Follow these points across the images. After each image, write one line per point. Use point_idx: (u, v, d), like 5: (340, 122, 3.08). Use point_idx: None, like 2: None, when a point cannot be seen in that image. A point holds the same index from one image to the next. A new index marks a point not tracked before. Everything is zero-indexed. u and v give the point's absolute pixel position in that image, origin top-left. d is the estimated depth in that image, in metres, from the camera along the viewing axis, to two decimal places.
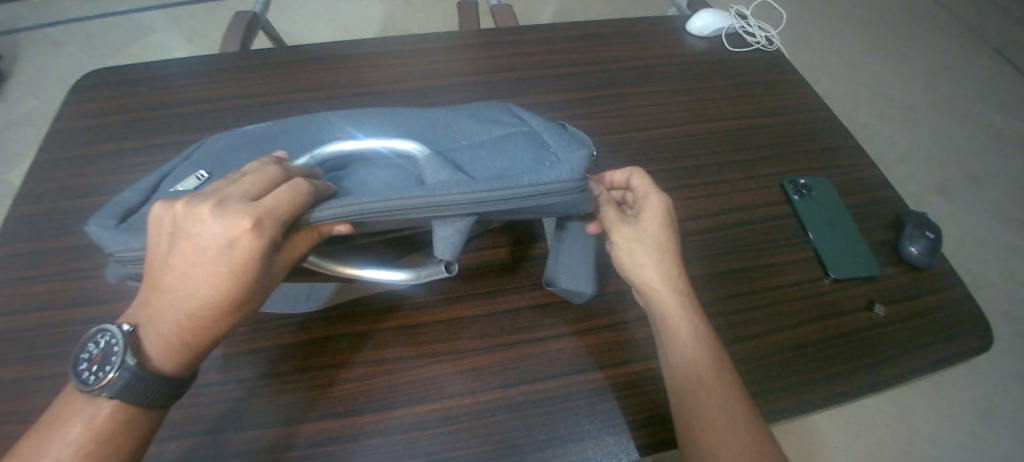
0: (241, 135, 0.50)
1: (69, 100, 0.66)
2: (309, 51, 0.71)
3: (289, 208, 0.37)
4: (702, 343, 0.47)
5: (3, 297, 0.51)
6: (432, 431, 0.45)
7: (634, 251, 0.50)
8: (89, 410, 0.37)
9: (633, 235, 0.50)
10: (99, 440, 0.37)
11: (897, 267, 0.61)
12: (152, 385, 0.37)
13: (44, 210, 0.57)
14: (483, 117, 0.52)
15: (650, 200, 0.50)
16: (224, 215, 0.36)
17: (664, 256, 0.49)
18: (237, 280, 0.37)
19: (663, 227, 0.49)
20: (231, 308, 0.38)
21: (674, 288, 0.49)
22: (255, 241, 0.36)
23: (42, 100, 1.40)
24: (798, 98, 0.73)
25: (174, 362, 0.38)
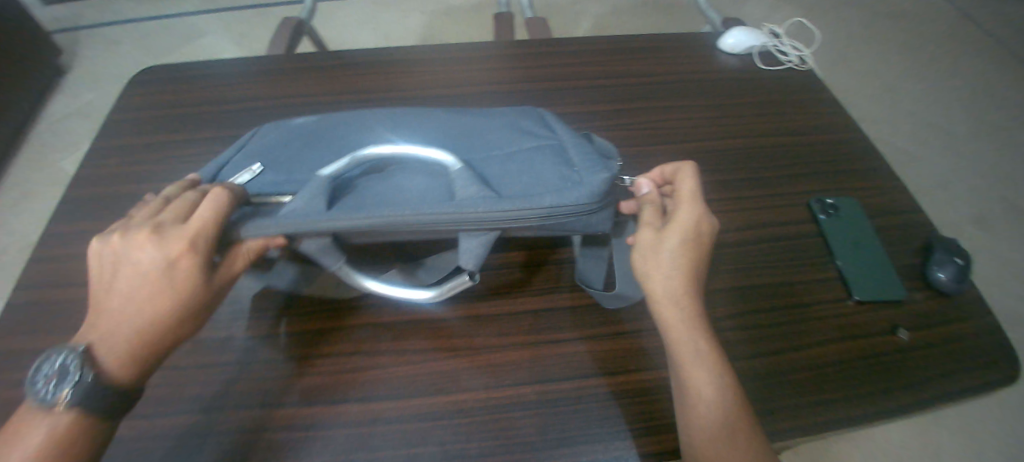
0: (292, 129, 0.54)
1: (131, 93, 0.71)
2: (351, 55, 0.75)
3: (213, 220, 0.42)
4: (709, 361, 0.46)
5: (56, 271, 0.56)
6: (446, 422, 0.46)
7: (654, 262, 0.49)
8: (48, 421, 0.38)
9: (656, 245, 0.49)
10: (61, 449, 0.38)
11: (924, 293, 0.60)
12: (109, 396, 0.39)
13: (98, 193, 0.61)
14: (516, 128, 0.53)
15: (685, 212, 0.49)
16: (158, 238, 0.41)
17: (682, 271, 0.48)
18: (183, 292, 0.41)
19: (686, 241, 0.48)
20: (186, 316, 0.42)
21: (685, 304, 0.48)
22: (190, 256, 0.41)
23: (98, 94, 1.49)
24: (829, 118, 0.72)
25: (129, 373, 0.40)
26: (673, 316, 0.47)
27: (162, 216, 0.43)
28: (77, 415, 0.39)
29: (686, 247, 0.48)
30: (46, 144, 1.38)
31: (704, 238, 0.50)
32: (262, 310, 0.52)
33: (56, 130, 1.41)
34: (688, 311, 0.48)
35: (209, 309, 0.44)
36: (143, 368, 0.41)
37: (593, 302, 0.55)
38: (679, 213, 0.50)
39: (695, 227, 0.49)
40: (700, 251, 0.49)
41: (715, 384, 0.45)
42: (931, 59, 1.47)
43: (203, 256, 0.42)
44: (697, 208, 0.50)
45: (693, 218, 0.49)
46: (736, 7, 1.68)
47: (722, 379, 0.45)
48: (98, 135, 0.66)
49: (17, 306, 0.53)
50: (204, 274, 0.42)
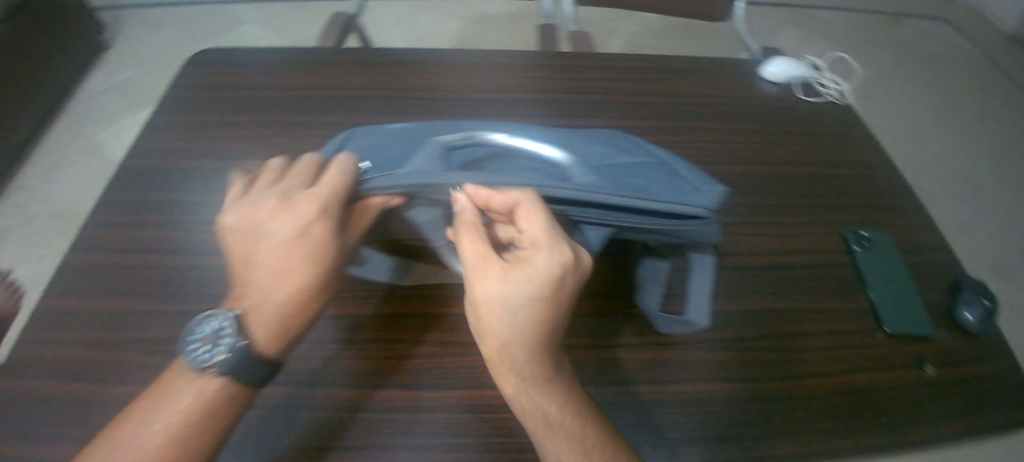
0: (389, 131, 0.55)
1: (189, 71, 0.73)
2: (403, 53, 0.76)
3: (338, 185, 0.46)
4: (566, 428, 0.45)
5: (110, 237, 0.57)
6: (489, 415, 0.47)
7: (500, 315, 0.43)
8: (200, 383, 0.43)
9: (496, 295, 0.43)
10: (208, 411, 0.43)
11: (950, 333, 0.61)
12: (256, 363, 0.44)
13: (151, 166, 0.63)
14: (612, 143, 0.55)
15: (536, 260, 0.42)
16: (292, 205, 0.46)
17: (528, 329, 0.43)
18: (319, 254, 0.46)
19: (536, 289, 0.42)
20: (323, 280, 0.47)
21: (534, 365, 0.44)
22: (323, 220, 0.46)
23: (137, 73, 1.56)
24: (865, 153, 0.74)
25: (274, 344, 0.45)
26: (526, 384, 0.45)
27: (286, 186, 0.48)
28: (224, 381, 0.43)
29: (539, 301, 0.42)
30: (86, 117, 1.44)
31: (567, 284, 0.42)
32: None
33: (97, 104, 1.47)
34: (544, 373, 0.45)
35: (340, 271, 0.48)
36: (288, 334, 0.46)
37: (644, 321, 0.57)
38: (528, 258, 0.42)
39: (551, 279, 0.41)
40: (556, 301, 0.43)
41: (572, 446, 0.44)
42: (954, 105, 1.49)
43: (330, 219, 0.46)
44: (554, 252, 0.41)
45: (546, 270, 0.41)
46: (764, 38, 1.71)
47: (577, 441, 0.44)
48: (156, 109, 0.69)
49: (74, 268, 0.55)
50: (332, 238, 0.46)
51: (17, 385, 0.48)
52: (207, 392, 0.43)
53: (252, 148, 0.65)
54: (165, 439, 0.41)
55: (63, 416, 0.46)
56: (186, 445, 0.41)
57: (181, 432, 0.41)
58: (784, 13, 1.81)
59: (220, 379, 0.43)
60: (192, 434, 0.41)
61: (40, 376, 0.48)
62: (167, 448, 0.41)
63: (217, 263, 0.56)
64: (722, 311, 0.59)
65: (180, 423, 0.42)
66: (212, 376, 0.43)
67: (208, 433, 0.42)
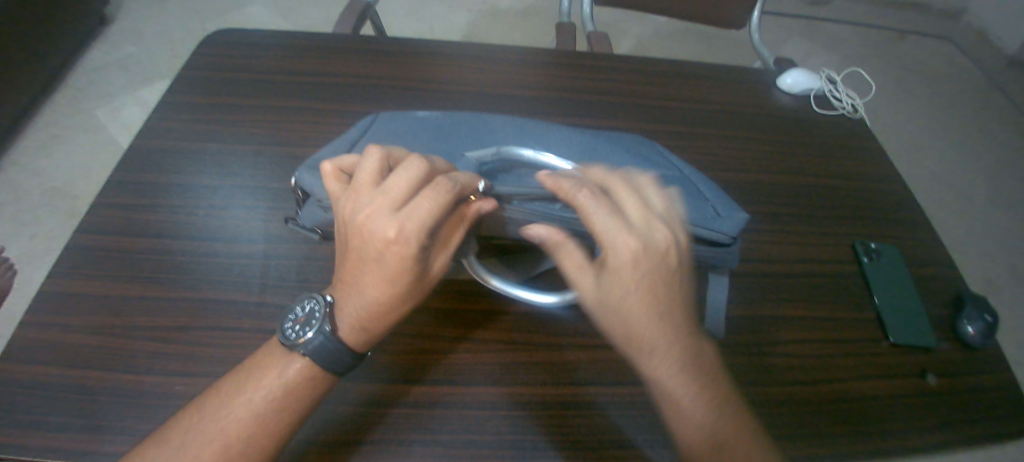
0: (421, 123, 0.57)
1: (204, 52, 0.72)
2: (421, 44, 0.75)
3: (429, 213, 0.41)
4: (703, 415, 0.44)
5: (119, 218, 0.56)
6: (503, 413, 0.47)
7: (613, 316, 0.44)
8: (285, 362, 0.44)
9: (603, 300, 0.44)
10: (288, 390, 0.43)
11: (951, 344, 0.61)
12: (346, 356, 0.44)
13: (163, 147, 0.62)
14: (639, 152, 0.57)
15: (616, 254, 0.43)
16: (379, 226, 0.41)
17: (639, 323, 0.44)
18: (397, 278, 0.42)
19: (629, 270, 0.43)
20: (403, 299, 0.44)
21: (657, 359, 0.44)
22: (402, 247, 0.41)
23: (139, 50, 1.53)
24: (875, 166, 0.75)
25: (356, 339, 0.45)
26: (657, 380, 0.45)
27: (374, 193, 0.42)
28: (308, 361, 0.44)
29: (638, 291, 0.43)
30: (84, 94, 1.41)
31: (655, 266, 0.43)
32: (325, 284, 0.54)
33: (97, 80, 1.45)
34: (671, 365, 0.45)
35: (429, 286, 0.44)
36: (368, 341, 0.45)
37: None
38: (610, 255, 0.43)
39: (637, 254, 0.43)
40: (652, 278, 0.43)
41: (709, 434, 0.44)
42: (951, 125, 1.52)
43: (421, 246, 0.41)
44: (627, 239, 0.42)
45: (628, 259, 0.42)
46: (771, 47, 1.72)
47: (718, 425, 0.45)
48: (169, 89, 0.67)
49: (82, 248, 0.54)
50: (423, 262, 0.43)
51: (23, 368, 0.47)
52: (288, 375, 0.44)
53: (266, 134, 0.64)
54: (247, 413, 0.42)
55: (70, 400, 0.45)
56: (269, 420, 0.42)
57: (263, 407, 0.42)
58: (791, 23, 1.83)
59: (303, 361, 0.44)
60: (274, 412, 0.42)
61: (49, 359, 0.48)
62: (251, 422, 0.42)
63: (228, 250, 0.55)
64: (732, 317, 0.59)
65: (261, 402, 0.42)
66: (297, 357, 0.44)
67: (288, 410, 0.43)
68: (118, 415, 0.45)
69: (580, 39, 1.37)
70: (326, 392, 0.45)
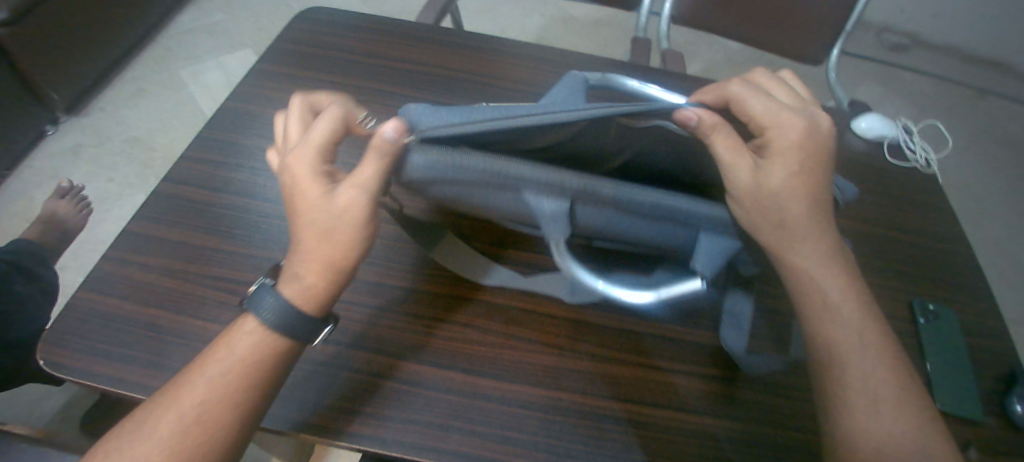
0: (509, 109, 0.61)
1: (297, 26, 0.76)
2: (502, 43, 0.77)
3: (313, 145, 0.45)
4: (854, 312, 0.47)
5: (205, 171, 0.60)
6: (538, 415, 0.48)
7: (767, 201, 0.45)
8: (240, 338, 0.43)
9: (758, 184, 0.44)
10: (243, 367, 0.42)
11: (998, 421, 0.58)
12: (296, 319, 0.43)
13: (251, 110, 0.66)
14: None
15: (782, 132, 0.46)
16: (282, 169, 0.46)
17: (794, 206, 0.46)
18: (308, 211, 0.44)
19: (791, 156, 0.46)
20: (324, 234, 0.44)
21: (809, 248, 0.46)
22: (299, 179, 0.44)
23: (225, 14, 1.62)
24: (944, 225, 0.73)
25: (294, 289, 0.44)
26: (800, 264, 0.46)
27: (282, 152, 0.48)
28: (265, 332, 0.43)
29: (798, 176, 0.46)
30: (173, 52, 1.50)
31: (817, 150, 0.47)
32: (384, 260, 0.56)
33: (184, 39, 1.54)
34: (817, 255, 0.47)
35: (345, 221, 0.43)
36: (306, 289, 0.44)
37: (709, 353, 0.54)
38: (774, 136, 0.47)
39: (798, 139, 0.46)
40: (811, 163, 0.46)
41: (852, 332, 0.46)
42: (1008, 198, 1.48)
43: (312, 173, 0.44)
44: (793, 119, 0.47)
45: (793, 138, 0.46)
46: None
47: (859, 327, 0.46)
48: (263, 58, 0.71)
49: (169, 195, 0.58)
50: (325, 195, 0.44)
51: (105, 297, 0.51)
52: (241, 344, 0.43)
53: None
54: (205, 392, 0.41)
55: (142, 333, 0.49)
56: (228, 400, 0.41)
57: (222, 384, 0.41)
58: (862, 67, 1.78)
59: (258, 330, 0.43)
60: (229, 391, 0.41)
61: (126, 293, 0.51)
62: (211, 400, 0.41)
63: None
64: None
65: (218, 379, 0.41)
66: (252, 326, 0.44)
67: (247, 390, 0.42)
68: (183, 354, 0.48)
69: (655, 58, 1.38)
70: (290, 360, 0.44)
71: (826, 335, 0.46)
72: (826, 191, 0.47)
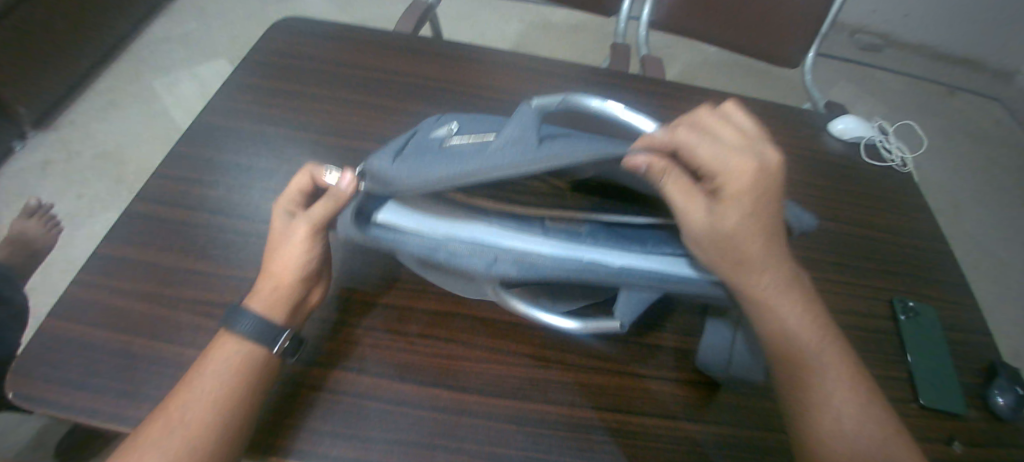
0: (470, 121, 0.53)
1: (270, 38, 0.74)
2: (480, 52, 0.77)
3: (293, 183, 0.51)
4: (815, 345, 0.46)
5: (177, 189, 0.58)
6: (528, 429, 0.47)
7: (726, 243, 0.42)
8: (227, 354, 0.45)
9: (715, 227, 0.42)
10: (236, 378, 0.44)
11: (980, 414, 0.59)
12: (266, 324, 0.45)
13: (224, 125, 0.64)
14: None
15: (737, 171, 0.44)
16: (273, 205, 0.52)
17: (751, 247, 0.44)
18: (274, 236, 0.49)
19: (748, 197, 0.44)
20: (282, 256, 0.47)
21: (770, 289, 0.45)
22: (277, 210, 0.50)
23: (199, 25, 1.59)
24: (921, 223, 0.74)
25: (256, 299, 0.47)
26: (761, 299, 0.45)
27: None
28: (253, 345, 0.45)
29: (754, 219, 0.44)
30: (145, 64, 1.47)
31: (769, 187, 0.45)
32: (366, 278, 0.55)
33: (157, 51, 1.50)
34: (779, 295, 0.46)
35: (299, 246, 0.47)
36: (264, 303, 0.47)
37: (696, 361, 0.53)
38: (726, 181, 0.44)
39: (754, 177, 0.44)
40: (764, 203, 0.44)
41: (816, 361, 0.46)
42: (980, 193, 1.52)
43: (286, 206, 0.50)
44: (745, 162, 0.44)
45: (746, 181, 0.44)
46: None
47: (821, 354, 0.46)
48: (236, 71, 0.70)
49: (140, 215, 0.56)
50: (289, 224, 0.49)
51: (72, 324, 0.49)
52: (232, 358, 0.45)
53: (323, 125, 0.66)
54: (199, 403, 0.43)
55: (112, 360, 0.47)
56: (221, 409, 0.43)
57: (215, 395, 0.43)
58: (837, 67, 1.82)
59: (244, 345, 0.45)
60: (222, 401, 0.43)
61: (95, 319, 0.49)
62: (206, 409, 0.43)
63: None
64: None
65: (210, 392, 0.43)
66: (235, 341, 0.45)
67: (239, 400, 0.44)
68: (157, 382, 0.46)
69: (635, 62, 1.39)
70: (276, 373, 0.46)
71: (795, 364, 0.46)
72: (779, 227, 0.45)
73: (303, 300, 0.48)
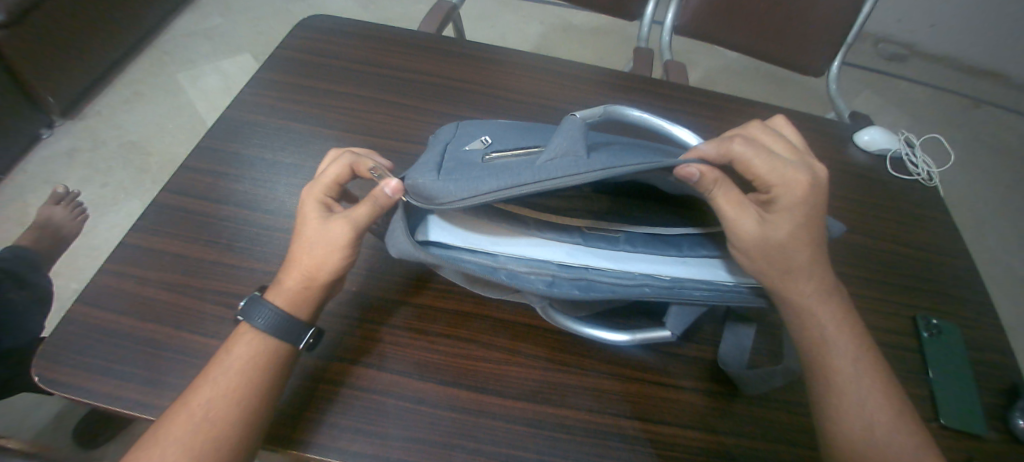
0: (504, 123, 0.52)
1: (299, 35, 0.75)
2: (506, 53, 0.77)
3: (325, 176, 0.50)
4: (860, 356, 0.46)
5: (205, 181, 0.59)
6: (545, 433, 0.47)
7: (774, 255, 0.44)
8: (244, 347, 0.45)
9: (763, 237, 0.43)
10: (253, 369, 0.45)
11: (1002, 437, 0.58)
12: (286, 322, 0.46)
13: (252, 120, 0.65)
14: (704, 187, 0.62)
15: (789, 185, 0.45)
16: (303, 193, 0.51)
17: (796, 258, 0.45)
18: (305, 233, 0.49)
19: (795, 211, 0.45)
20: (314, 257, 0.48)
21: (812, 300, 0.46)
22: (309, 204, 0.50)
23: (223, 19, 1.61)
24: (947, 238, 0.73)
25: (286, 297, 0.47)
26: (802, 308, 0.46)
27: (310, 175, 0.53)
28: (270, 338, 0.46)
29: (800, 232, 0.45)
30: (170, 55, 1.49)
31: (817, 200, 0.46)
32: (388, 275, 0.56)
33: (182, 43, 1.52)
34: (822, 307, 0.46)
35: (331, 251, 0.47)
36: (295, 305, 0.47)
37: (716, 370, 0.53)
38: (778, 193, 0.45)
39: (804, 191, 0.45)
40: (812, 216, 0.45)
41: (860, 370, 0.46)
42: (1003, 209, 1.49)
43: (319, 201, 0.50)
44: (797, 175, 0.45)
45: (797, 195, 0.45)
46: None
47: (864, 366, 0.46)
48: (265, 67, 0.71)
49: (168, 206, 0.57)
50: (320, 223, 0.48)
51: (101, 311, 0.50)
52: (247, 350, 0.45)
53: (348, 121, 0.66)
54: (220, 397, 0.43)
55: (138, 348, 0.48)
56: (241, 400, 0.43)
57: (236, 388, 0.44)
58: (859, 77, 1.80)
59: (263, 338, 0.46)
60: (241, 393, 0.43)
61: (122, 307, 0.50)
62: (227, 402, 0.43)
63: None
64: None
65: (229, 383, 0.44)
66: (254, 335, 0.46)
67: (257, 392, 0.44)
68: (182, 371, 0.47)
69: (655, 66, 1.39)
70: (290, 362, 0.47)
71: (837, 374, 0.46)
72: (820, 240, 0.46)
73: (326, 298, 0.49)
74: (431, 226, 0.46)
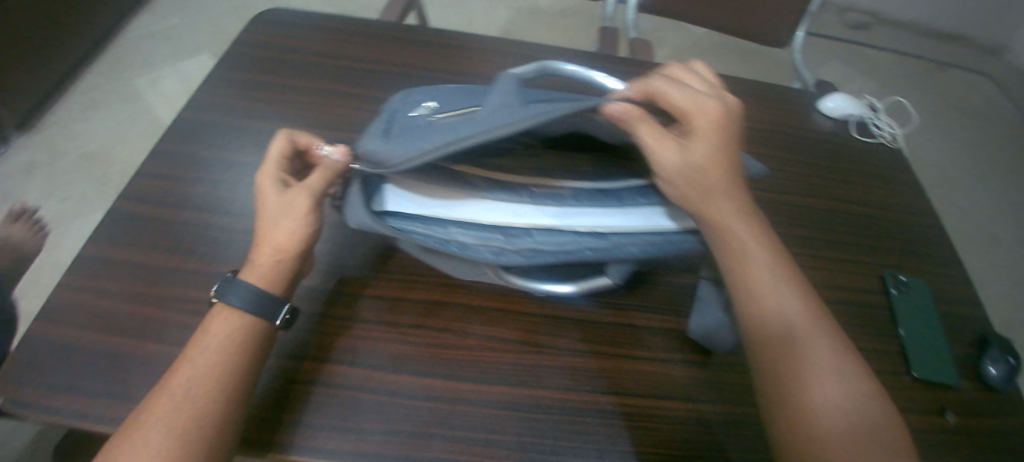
0: (447, 89, 0.52)
1: (253, 31, 0.73)
2: (468, 39, 0.76)
3: (275, 156, 0.50)
4: (790, 283, 0.45)
5: (161, 187, 0.58)
6: (523, 415, 0.47)
7: (696, 177, 0.43)
8: (223, 331, 0.44)
9: (683, 162, 0.43)
10: (233, 352, 0.43)
11: (974, 385, 0.59)
12: (261, 301, 0.45)
13: (208, 121, 0.63)
14: None
15: (704, 114, 0.46)
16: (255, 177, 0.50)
17: (716, 180, 0.45)
18: (268, 210, 0.48)
19: (715, 137, 0.45)
20: (283, 229, 0.47)
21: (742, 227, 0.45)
22: (266, 183, 0.49)
23: (183, 21, 1.56)
24: (912, 198, 0.74)
25: (260, 275, 0.46)
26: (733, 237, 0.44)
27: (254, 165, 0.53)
28: (253, 318, 0.45)
29: (720, 158, 0.45)
30: (128, 62, 1.44)
31: (733, 128, 0.47)
32: (355, 271, 0.55)
33: (141, 49, 1.48)
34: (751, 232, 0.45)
35: (300, 219, 0.47)
36: (272, 282, 0.46)
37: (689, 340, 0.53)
38: (695, 119, 0.46)
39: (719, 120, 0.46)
40: (731, 143, 0.46)
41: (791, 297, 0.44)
42: (970, 169, 1.53)
43: (275, 178, 0.49)
44: (712, 104, 0.46)
45: (713, 120, 0.46)
46: None
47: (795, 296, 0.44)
48: (220, 66, 0.69)
49: (124, 214, 0.55)
50: (282, 197, 0.48)
51: (57, 327, 0.48)
52: (227, 333, 0.44)
53: (309, 117, 0.65)
54: (200, 381, 0.41)
55: (99, 362, 0.46)
56: (223, 382, 0.42)
57: (217, 371, 0.42)
58: (828, 47, 1.82)
59: (247, 318, 0.45)
60: (222, 375, 0.42)
61: (79, 321, 0.49)
62: (206, 386, 0.41)
63: None
64: None
65: (210, 366, 0.42)
66: (236, 316, 0.45)
67: (236, 374, 0.42)
68: (146, 381, 0.46)
69: (625, 47, 1.38)
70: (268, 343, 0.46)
71: (767, 303, 0.44)
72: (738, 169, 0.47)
73: (297, 274, 0.48)
74: (388, 195, 0.46)
